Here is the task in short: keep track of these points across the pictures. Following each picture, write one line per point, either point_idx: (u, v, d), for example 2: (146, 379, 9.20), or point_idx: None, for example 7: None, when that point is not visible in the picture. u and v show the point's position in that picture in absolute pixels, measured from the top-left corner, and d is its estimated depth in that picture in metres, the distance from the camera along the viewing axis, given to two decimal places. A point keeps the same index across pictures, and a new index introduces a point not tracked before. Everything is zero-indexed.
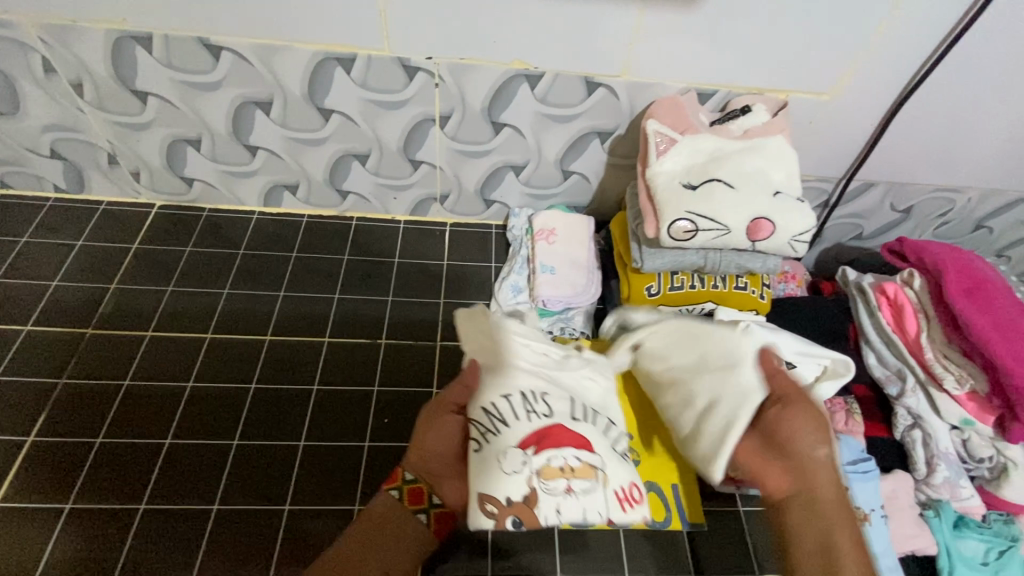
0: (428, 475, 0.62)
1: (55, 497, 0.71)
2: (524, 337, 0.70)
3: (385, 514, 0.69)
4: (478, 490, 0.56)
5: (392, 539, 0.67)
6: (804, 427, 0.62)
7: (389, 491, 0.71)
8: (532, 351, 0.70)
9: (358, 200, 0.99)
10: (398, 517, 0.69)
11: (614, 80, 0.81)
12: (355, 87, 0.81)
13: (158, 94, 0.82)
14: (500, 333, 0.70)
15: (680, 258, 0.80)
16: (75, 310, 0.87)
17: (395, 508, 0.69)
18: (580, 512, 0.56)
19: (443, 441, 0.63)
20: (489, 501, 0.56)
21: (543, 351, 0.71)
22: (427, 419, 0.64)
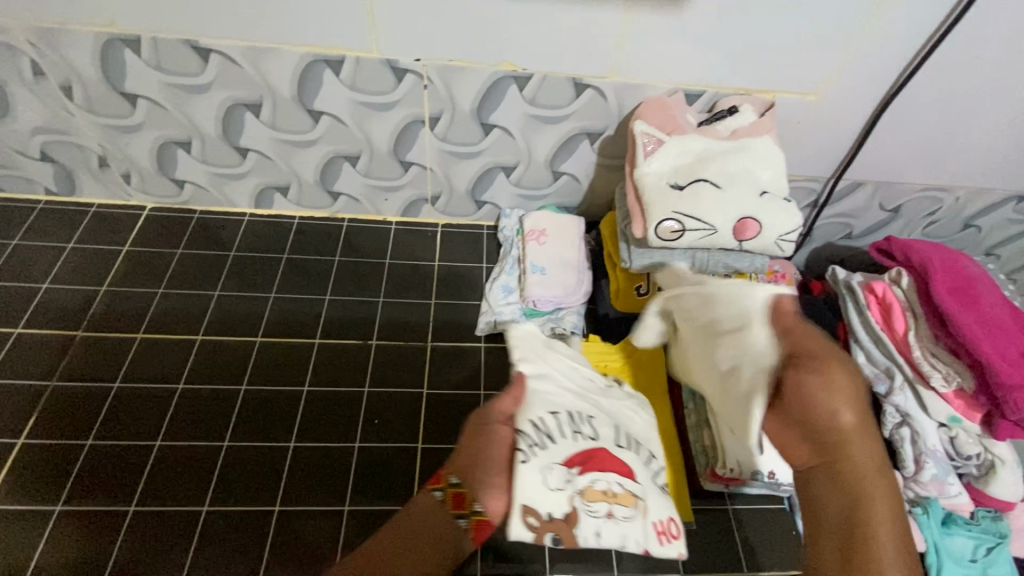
0: (473, 482, 0.56)
1: (45, 499, 0.71)
2: (572, 361, 0.75)
3: (420, 514, 0.54)
4: (523, 504, 0.57)
5: (430, 544, 0.52)
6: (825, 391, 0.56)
7: (432, 493, 0.56)
8: (576, 373, 0.74)
9: (349, 202, 0.99)
10: (435, 524, 0.54)
11: (602, 81, 0.82)
12: (344, 89, 0.81)
13: (147, 96, 0.82)
14: (547, 354, 0.74)
15: (668, 258, 0.80)
16: (66, 313, 0.87)
17: (432, 513, 0.54)
18: (616, 539, 0.60)
19: (490, 450, 0.60)
20: (532, 514, 0.57)
21: (583, 374, 0.75)
22: (477, 428, 0.61)
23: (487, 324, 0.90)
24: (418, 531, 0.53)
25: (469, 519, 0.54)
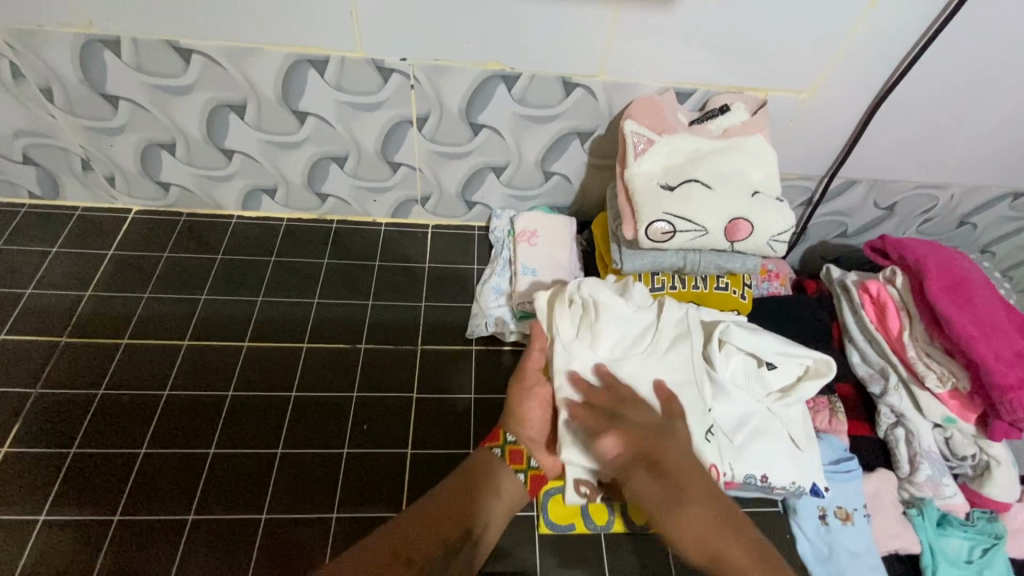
0: (529, 440, 0.71)
1: (27, 509, 0.70)
2: (611, 320, 0.74)
3: (480, 472, 0.68)
4: (574, 476, 0.67)
5: (482, 499, 0.66)
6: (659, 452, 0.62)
7: (492, 449, 0.69)
8: (606, 337, 0.73)
9: (338, 203, 0.98)
10: (493, 478, 0.67)
11: (592, 80, 0.80)
12: (330, 89, 0.80)
13: (129, 98, 0.81)
14: (578, 318, 0.74)
15: (659, 260, 0.79)
16: (50, 318, 0.86)
17: (491, 469, 0.68)
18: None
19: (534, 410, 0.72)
20: (584, 484, 0.67)
21: (612, 337, 0.74)
22: (521, 390, 0.73)
23: (478, 327, 0.89)
24: (476, 486, 0.67)
25: (525, 473, 0.69)
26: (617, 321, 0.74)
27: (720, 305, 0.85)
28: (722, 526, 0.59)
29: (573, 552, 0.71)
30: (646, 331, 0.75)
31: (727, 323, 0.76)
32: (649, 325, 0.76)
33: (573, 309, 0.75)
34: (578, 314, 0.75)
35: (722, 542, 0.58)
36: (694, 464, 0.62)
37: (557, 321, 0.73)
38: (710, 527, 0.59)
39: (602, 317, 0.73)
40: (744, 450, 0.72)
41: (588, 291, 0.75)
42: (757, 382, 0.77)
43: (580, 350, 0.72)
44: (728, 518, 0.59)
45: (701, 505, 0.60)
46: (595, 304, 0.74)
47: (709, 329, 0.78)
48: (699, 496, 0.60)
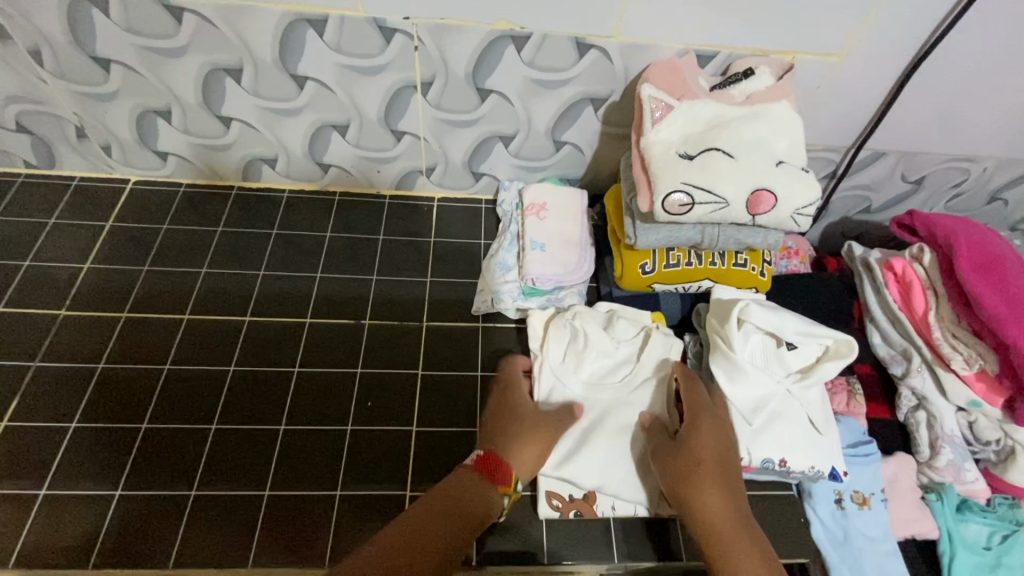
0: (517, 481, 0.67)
1: (29, 483, 0.69)
2: (596, 353, 0.76)
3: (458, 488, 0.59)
4: (546, 489, 0.70)
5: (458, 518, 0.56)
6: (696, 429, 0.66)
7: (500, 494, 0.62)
8: (589, 366, 0.76)
9: (340, 173, 0.94)
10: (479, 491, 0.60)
11: (607, 41, 0.75)
12: (329, 51, 0.76)
13: (121, 61, 0.77)
14: (568, 347, 0.76)
15: (676, 234, 0.75)
16: (48, 291, 0.84)
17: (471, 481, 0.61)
18: (633, 508, 0.70)
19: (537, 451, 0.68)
20: (556, 497, 0.70)
21: (597, 366, 0.76)
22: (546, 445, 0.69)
23: (484, 303, 0.86)
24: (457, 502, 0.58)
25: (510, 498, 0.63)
26: (602, 350, 0.76)
27: (737, 282, 0.81)
28: (716, 485, 0.62)
29: (583, 533, 0.70)
30: (628, 363, 0.77)
31: (746, 303, 0.74)
32: (629, 358, 0.77)
33: (564, 334, 0.77)
34: (568, 338, 0.77)
35: (712, 492, 0.62)
36: (722, 432, 0.67)
37: (546, 347, 0.75)
38: (708, 478, 0.62)
39: (589, 346, 0.76)
40: (761, 434, 0.70)
41: (581, 321, 0.77)
42: (777, 363, 0.74)
43: (562, 377, 0.74)
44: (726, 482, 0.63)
45: (711, 460, 0.64)
46: (584, 333, 0.76)
47: (727, 307, 0.75)
48: (708, 453, 0.65)
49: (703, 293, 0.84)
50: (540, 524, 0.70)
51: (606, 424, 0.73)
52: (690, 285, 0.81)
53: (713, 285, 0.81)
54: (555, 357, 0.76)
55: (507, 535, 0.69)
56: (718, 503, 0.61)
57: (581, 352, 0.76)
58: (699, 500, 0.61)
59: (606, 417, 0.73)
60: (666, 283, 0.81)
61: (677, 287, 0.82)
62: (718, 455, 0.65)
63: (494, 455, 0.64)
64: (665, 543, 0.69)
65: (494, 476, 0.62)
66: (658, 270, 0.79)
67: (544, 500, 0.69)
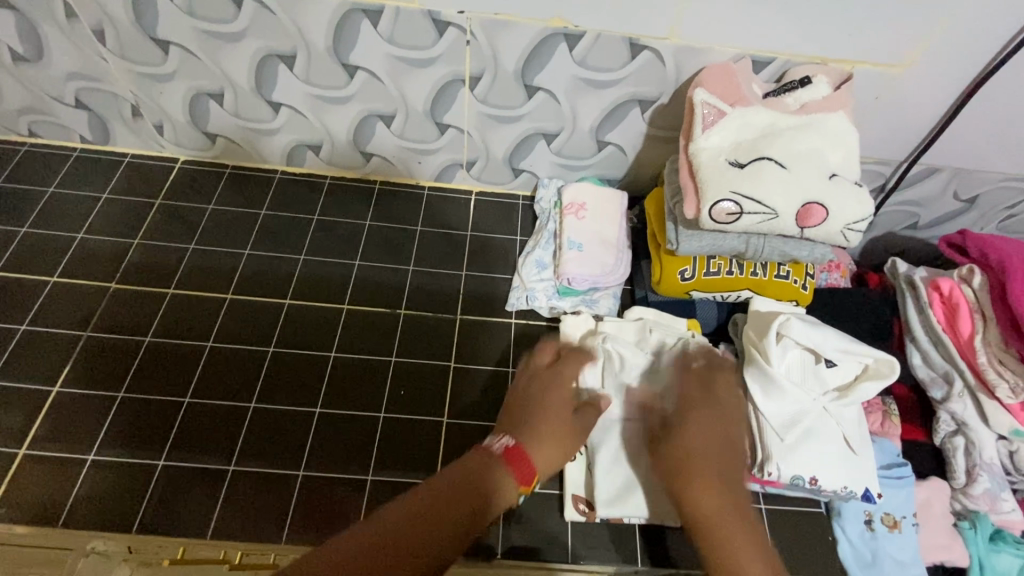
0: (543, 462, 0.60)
1: (79, 448, 0.73)
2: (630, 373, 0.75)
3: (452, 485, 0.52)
4: (572, 492, 0.71)
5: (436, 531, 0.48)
6: (703, 417, 0.65)
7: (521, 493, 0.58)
8: (623, 384, 0.74)
9: (382, 163, 0.95)
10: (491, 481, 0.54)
11: (661, 43, 0.74)
12: (382, 42, 0.76)
13: (180, 44, 0.79)
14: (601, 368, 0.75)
15: (719, 243, 0.73)
16: (99, 264, 0.87)
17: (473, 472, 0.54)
18: (658, 517, 0.69)
19: (564, 450, 0.62)
20: (582, 501, 0.70)
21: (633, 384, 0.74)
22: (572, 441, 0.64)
23: (518, 300, 0.86)
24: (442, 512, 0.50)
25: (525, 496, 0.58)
26: (637, 366, 0.75)
27: (778, 294, 0.80)
28: (717, 466, 0.60)
29: (606, 534, 0.70)
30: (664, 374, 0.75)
31: (787, 316, 0.73)
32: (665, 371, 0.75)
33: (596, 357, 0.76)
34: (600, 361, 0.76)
35: (715, 487, 0.58)
36: (727, 436, 0.64)
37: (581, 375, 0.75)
38: (711, 453, 0.61)
39: (624, 367, 0.75)
40: (794, 449, 0.68)
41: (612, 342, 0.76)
42: (814, 380, 0.73)
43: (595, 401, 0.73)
44: (730, 463, 0.61)
45: (717, 442, 0.63)
46: (617, 353, 0.75)
47: (768, 321, 0.74)
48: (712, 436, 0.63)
49: (741, 302, 0.82)
50: (565, 522, 0.71)
51: (636, 428, 0.72)
52: (729, 294, 0.80)
53: (752, 296, 0.80)
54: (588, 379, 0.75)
55: (532, 531, 0.70)
56: (719, 509, 0.57)
57: (618, 374, 0.75)
58: (700, 508, 0.57)
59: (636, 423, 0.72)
60: (704, 291, 0.80)
61: (716, 295, 0.81)
62: (718, 435, 0.63)
63: (520, 458, 0.57)
64: (687, 549, 0.70)
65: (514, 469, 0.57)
66: (697, 277, 0.78)
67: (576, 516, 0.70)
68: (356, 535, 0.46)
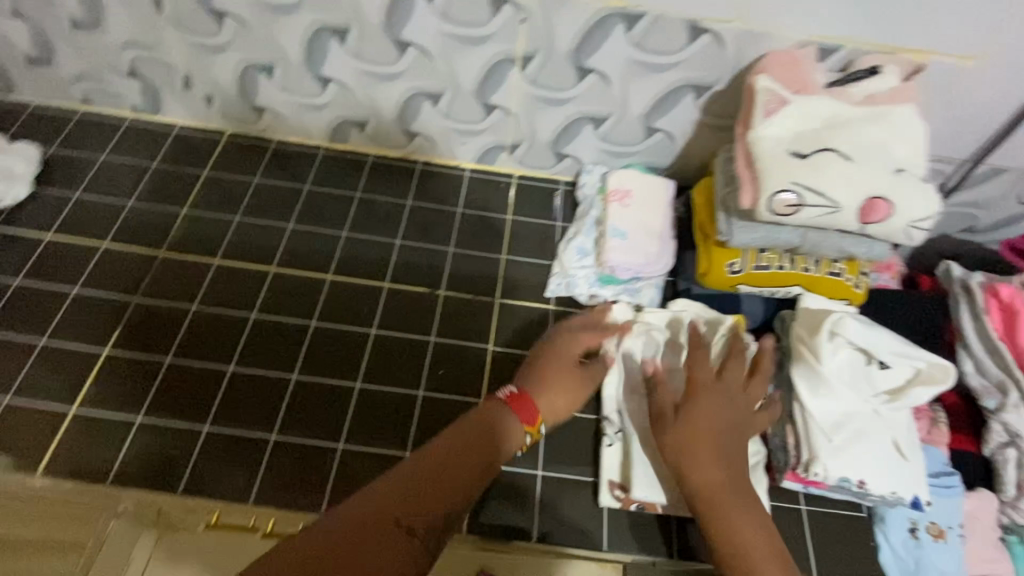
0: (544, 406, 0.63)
1: (128, 409, 0.74)
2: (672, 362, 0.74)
3: (445, 457, 0.52)
4: (607, 477, 0.71)
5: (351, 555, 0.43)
6: (707, 404, 0.63)
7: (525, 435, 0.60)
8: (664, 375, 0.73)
9: (425, 143, 0.94)
10: (489, 436, 0.57)
11: (723, 26, 0.72)
12: (436, 18, 0.75)
13: (236, 15, 0.79)
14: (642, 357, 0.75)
15: (774, 235, 0.71)
16: (148, 231, 0.88)
17: (469, 436, 0.55)
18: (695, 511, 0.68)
19: (568, 399, 0.65)
20: (617, 487, 0.70)
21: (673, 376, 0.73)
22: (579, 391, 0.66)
23: (558, 286, 0.85)
24: (439, 481, 0.50)
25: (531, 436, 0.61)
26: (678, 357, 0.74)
27: (829, 292, 0.77)
28: (716, 451, 0.60)
29: (641, 524, 0.70)
30: None
31: (841, 315, 0.70)
32: None
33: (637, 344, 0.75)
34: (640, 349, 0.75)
35: (715, 468, 0.59)
36: (733, 420, 0.63)
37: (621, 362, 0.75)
38: (711, 435, 0.61)
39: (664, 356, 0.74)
40: (842, 451, 0.66)
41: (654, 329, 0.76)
42: (865, 382, 0.69)
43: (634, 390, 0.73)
44: (728, 442, 0.61)
45: (716, 424, 0.62)
46: (659, 342, 0.75)
47: (818, 318, 0.71)
48: (713, 421, 0.62)
49: (789, 299, 0.80)
50: (600, 511, 0.70)
51: None
52: (778, 290, 0.77)
53: (802, 292, 0.77)
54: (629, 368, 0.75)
55: (568, 515, 0.70)
56: (718, 487, 0.58)
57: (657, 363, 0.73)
58: (700, 487, 0.59)
59: None
60: (752, 285, 0.77)
61: (763, 291, 0.79)
62: (722, 421, 0.62)
63: (525, 400, 0.61)
64: None
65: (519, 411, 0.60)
66: (747, 271, 0.76)
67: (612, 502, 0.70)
68: (346, 513, 0.46)
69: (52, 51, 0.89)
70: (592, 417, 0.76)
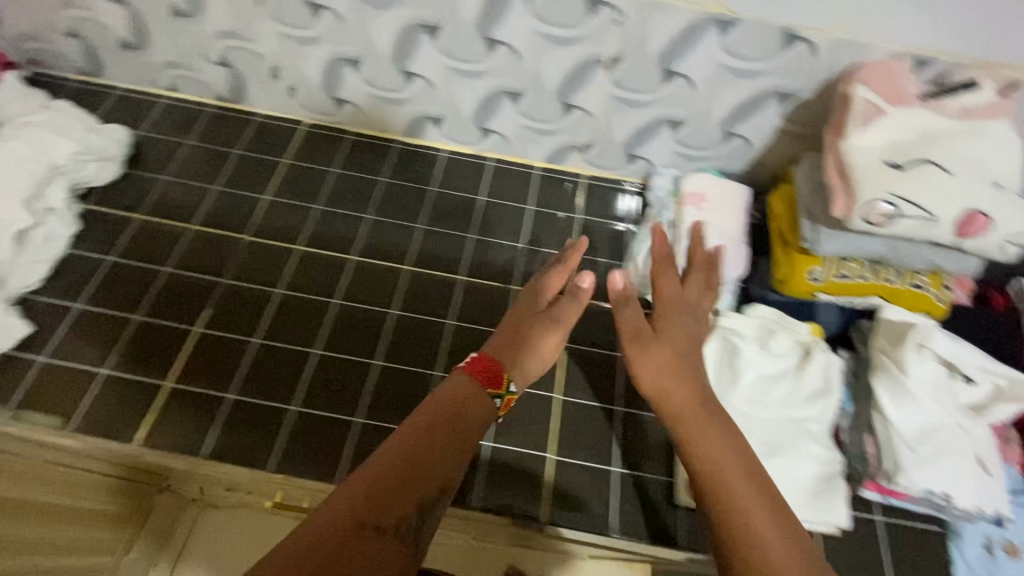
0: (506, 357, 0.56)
1: (217, 387, 0.76)
2: (754, 367, 0.74)
3: (418, 442, 0.44)
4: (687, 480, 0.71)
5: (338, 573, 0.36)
6: (674, 322, 0.58)
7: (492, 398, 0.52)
8: (745, 380, 0.73)
9: (500, 140, 0.96)
10: (473, 406, 0.49)
11: (819, 35, 0.72)
12: (530, 17, 0.77)
13: (333, 9, 0.82)
14: (722, 362, 0.75)
15: (863, 245, 0.72)
16: (231, 215, 0.91)
17: (448, 407, 0.48)
18: None
19: (542, 349, 0.59)
20: None
21: (754, 381, 0.74)
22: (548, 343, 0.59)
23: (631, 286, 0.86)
24: (413, 474, 0.42)
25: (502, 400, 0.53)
26: (759, 363, 0.75)
27: (910, 305, 0.77)
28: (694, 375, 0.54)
29: None
30: (786, 375, 0.75)
31: (927, 327, 0.71)
32: (787, 373, 0.75)
33: (717, 349, 0.75)
34: (720, 353, 0.75)
35: (695, 393, 0.52)
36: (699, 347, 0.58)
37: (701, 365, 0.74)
38: (690, 361, 0.55)
39: (745, 361, 0.74)
40: (928, 463, 0.66)
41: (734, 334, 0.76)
42: (949, 395, 0.69)
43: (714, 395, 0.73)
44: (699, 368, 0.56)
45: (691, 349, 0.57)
46: (740, 347, 0.75)
47: (903, 329, 0.72)
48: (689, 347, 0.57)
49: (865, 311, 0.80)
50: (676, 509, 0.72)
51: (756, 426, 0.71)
52: (857, 300, 0.78)
53: (882, 304, 0.78)
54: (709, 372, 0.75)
55: (645, 511, 0.72)
56: (700, 411, 0.51)
57: (738, 368, 0.74)
58: (678, 408, 0.52)
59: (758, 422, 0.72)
60: (832, 294, 0.78)
61: (841, 301, 0.79)
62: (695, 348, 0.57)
63: (491, 361, 0.54)
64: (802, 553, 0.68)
65: (483, 373, 0.53)
66: (829, 280, 0.76)
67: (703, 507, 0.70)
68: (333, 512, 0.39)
69: (148, 37, 0.92)
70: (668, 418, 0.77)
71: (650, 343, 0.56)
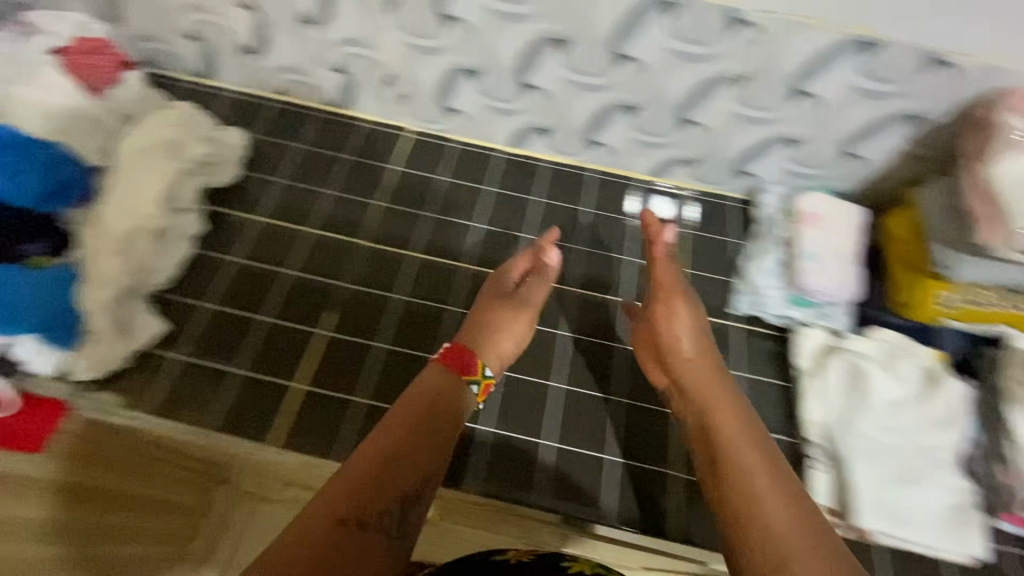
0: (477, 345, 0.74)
1: (343, 388, 0.78)
2: (881, 394, 0.75)
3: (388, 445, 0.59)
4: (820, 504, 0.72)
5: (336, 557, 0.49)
6: (680, 324, 0.75)
7: (468, 384, 0.71)
8: (874, 406, 0.75)
9: (606, 153, 0.96)
10: (441, 400, 0.66)
11: (966, 61, 0.72)
12: (666, 36, 0.77)
13: (466, 21, 0.82)
14: (848, 387, 0.76)
15: (1004, 273, 0.72)
16: (345, 220, 0.92)
17: (420, 408, 0.64)
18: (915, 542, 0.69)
19: (513, 335, 0.77)
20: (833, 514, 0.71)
21: (882, 408, 0.75)
22: (511, 331, 0.77)
23: (745, 302, 0.86)
24: (381, 477, 0.57)
25: (479, 384, 0.72)
26: (886, 389, 0.75)
27: None
28: (725, 395, 0.68)
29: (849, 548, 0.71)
30: (915, 402, 0.75)
31: None
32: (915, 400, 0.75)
33: (842, 374, 0.77)
34: (846, 378, 0.77)
35: (718, 409, 0.66)
36: (710, 358, 0.73)
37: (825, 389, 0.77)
38: (710, 380, 0.70)
39: (873, 387, 0.75)
40: None
41: (860, 360, 0.77)
42: None
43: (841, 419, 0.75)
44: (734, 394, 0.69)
45: (714, 374, 0.71)
46: (868, 373, 0.76)
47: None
48: (711, 369, 0.71)
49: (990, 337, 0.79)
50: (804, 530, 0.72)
51: (885, 452, 0.73)
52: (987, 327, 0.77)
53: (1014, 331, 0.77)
54: (835, 396, 0.76)
55: None
56: (735, 427, 0.64)
57: (866, 394, 0.75)
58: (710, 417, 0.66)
59: (888, 448, 0.73)
60: (960, 320, 0.78)
61: (968, 327, 0.79)
62: (718, 372, 0.71)
63: (456, 351, 0.72)
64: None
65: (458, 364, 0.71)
66: (960, 306, 0.76)
67: (839, 533, 0.71)
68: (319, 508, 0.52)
69: (269, 42, 0.94)
70: (791, 440, 0.77)
71: (675, 362, 0.73)
